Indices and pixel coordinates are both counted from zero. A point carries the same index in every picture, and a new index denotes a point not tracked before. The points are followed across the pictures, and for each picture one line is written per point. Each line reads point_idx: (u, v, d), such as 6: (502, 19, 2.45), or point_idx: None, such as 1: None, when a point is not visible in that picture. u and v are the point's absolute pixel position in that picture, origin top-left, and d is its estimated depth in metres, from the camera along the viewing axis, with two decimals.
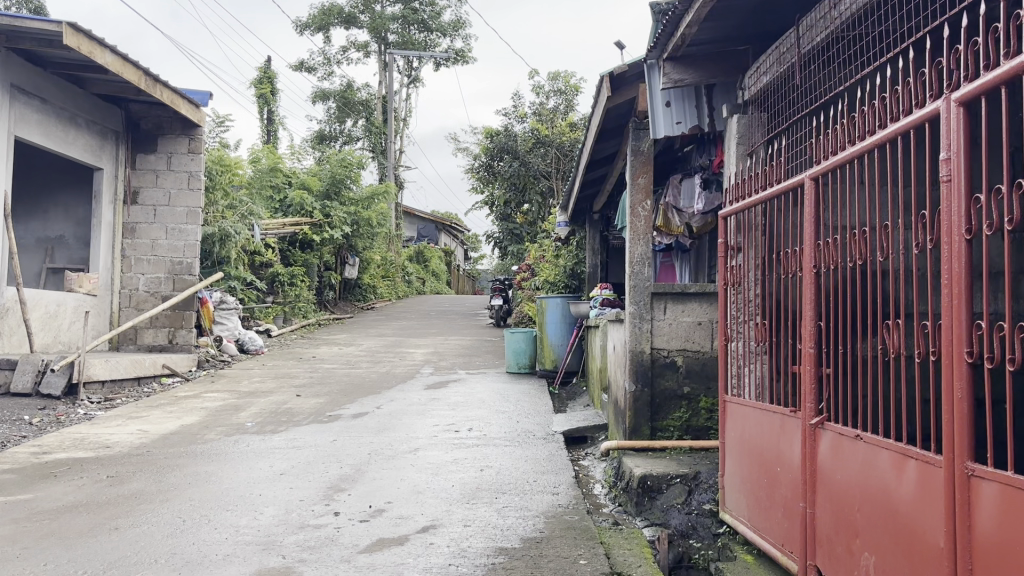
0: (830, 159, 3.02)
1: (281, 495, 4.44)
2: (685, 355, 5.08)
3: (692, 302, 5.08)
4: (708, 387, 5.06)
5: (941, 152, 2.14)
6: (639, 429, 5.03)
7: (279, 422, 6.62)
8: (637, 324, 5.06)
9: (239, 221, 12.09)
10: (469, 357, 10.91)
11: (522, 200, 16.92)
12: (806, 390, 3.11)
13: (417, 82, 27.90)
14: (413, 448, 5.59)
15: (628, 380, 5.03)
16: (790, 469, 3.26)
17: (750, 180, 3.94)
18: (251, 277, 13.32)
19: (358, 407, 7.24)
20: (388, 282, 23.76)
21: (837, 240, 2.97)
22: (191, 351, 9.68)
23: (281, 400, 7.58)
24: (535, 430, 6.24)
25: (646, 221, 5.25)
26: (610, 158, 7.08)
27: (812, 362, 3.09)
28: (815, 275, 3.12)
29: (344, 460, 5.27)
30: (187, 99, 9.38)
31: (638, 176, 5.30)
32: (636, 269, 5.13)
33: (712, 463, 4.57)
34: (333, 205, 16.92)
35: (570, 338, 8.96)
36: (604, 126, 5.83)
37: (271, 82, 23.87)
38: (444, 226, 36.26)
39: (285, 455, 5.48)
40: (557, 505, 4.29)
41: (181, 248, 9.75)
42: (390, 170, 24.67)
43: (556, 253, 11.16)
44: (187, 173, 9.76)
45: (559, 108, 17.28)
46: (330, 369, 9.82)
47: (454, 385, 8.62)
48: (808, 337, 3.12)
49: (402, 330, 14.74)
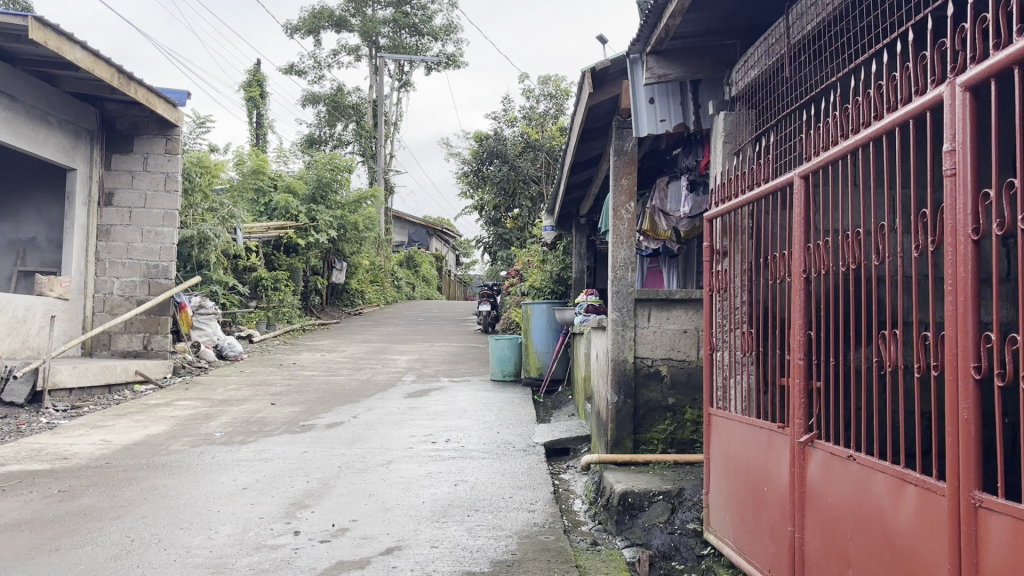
0: (821, 154, 2.79)
1: (240, 512, 4.19)
2: (670, 365, 4.85)
3: (678, 309, 4.87)
4: (694, 398, 4.83)
5: (945, 143, 1.91)
6: (622, 442, 4.80)
7: (250, 432, 6.36)
8: (619, 331, 4.82)
9: (219, 225, 11.82)
10: (454, 364, 10.66)
11: (511, 205, 16.71)
12: (795, 405, 2.87)
13: (408, 86, 27.68)
14: (386, 461, 5.35)
15: (610, 391, 4.79)
16: (778, 489, 3.03)
17: (737, 180, 3.70)
18: (233, 282, 13.05)
19: (334, 416, 7.00)
20: (377, 287, 23.47)
21: (829, 243, 2.73)
22: (166, 357, 9.42)
23: (255, 409, 7.33)
24: (516, 442, 5.99)
25: (629, 224, 5.03)
26: (594, 160, 6.85)
27: (801, 375, 2.85)
28: (804, 280, 2.89)
29: (312, 474, 5.02)
30: (163, 98, 9.14)
31: (621, 176, 5.06)
32: (620, 274, 4.89)
33: (697, 479, 4.33)
34: (319, 209, 16.66)
35: (556, 345, 8.72)
36: (586, 126, 5.61)
37: (260, 86, 23.58)
38: (435, 231, 35.97)
39: (251, 468, 5.22)
40: (532, 524, 4.05)
41: (156, 251, 9.49)
42: (379, 174, 24.41)
43: (543, 259, 10.94)
44: (164, 174, 9.51)
45: (549, 111, 17.08)
46: (310, 376, 9.55)
47: (435, 393, 8.38)
48: (798, 347, 2.88)
49: (388, 336, 14.47)
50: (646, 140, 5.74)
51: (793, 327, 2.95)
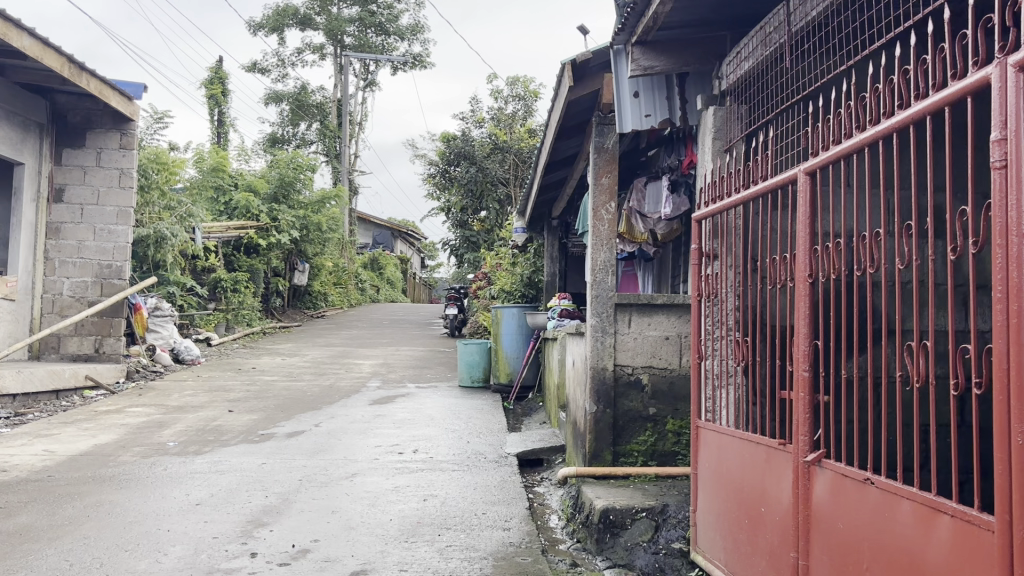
0: (826, 150, 2.57)
1: (192, 531, 3.88)
2: (652, 373, 4.61)
3: (660, 314, 4.60)
4: (676, 408, 4.60)
5: (994, 131, 1.70)
6: (600, 455, 4.57)
7: (205, 441, 6.03)
8: (598, 337, 4.58)
9: (177, 223, 11.40)
10: (420, 369, 10.37)
11: (479, 207, 16.42)
12: (799, 420, 2.64)
13: (373, 86, 27.29)
14: (351, 474, 5.05)
15: (589, 401, 4.55)
16: (778, 510, 2.81)
17: (728, 179, 3.48)
18: (192, 283, 12.64)
19: (295, 425, 6.68)
20: (341, 289, 23.09)
21: (838, 245, 2.51)
22: (119, 360, 9.02)
23: (211, 416, 6.98)
24: (487, 452, 5.73)
25: (610, 226, 4.80)
26: (569, 159, 6.63)
27: (807, 389, 2.62)
28: (809, 285, 2.67)
29: (270, 489, 4.71)
30: (117, 90, 8.75)
31: (602, 175, 4.82)
32: (599, 278, 4.66)
33: (680, 494, 4.11)
34: (281, 209, 16.28)
35: (526, 351, 8.48)
36: (564, 123, 5.37)
37: (222, 83, 23.07)
38: (400, 234, 35.60)
39: (206, 481, 4.90)
40: (507, 544, 3.79)
41: (110, 250, 9.10)
42: (344, 175, 24.02)
43: (513, 261, 10.69)
44: (118, 170, 9.12)
45: (518, 113, 16.83)
46: (270, 381, 9.21)
47: (401, 400, 8.08)
48: (802, 358, 2.65)
49: (352, 340, 14.13)
50: (628, 136, 5.49)
51: (796, 336, 2.72)
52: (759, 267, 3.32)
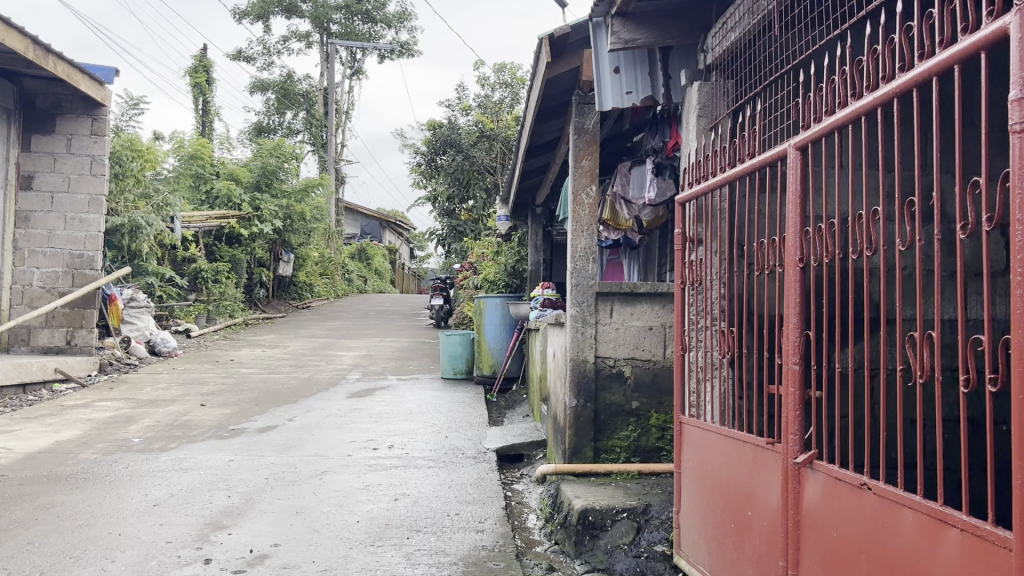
0: (818, 123, 2.35)
1: (145, 535, 3.64)
2: (634, 365, 4.39)
3: (643, 303, 4.39)
4: (659, 402, 4.38)
5: (1012, 89, 1.49)
6: (581, 451, 4.35)
7: (172, 437, 5.78)
8: (578, 328, 4.36)
9: (153, 213, 11.09)
10: (403, 361, 10.14)
11: (466, 196, 16.15)
12: (788, 418, 2.44)
13: (360, 74, 26.93)
14: (321, 472, 4.83)
15: (569, 394, 4.33)
16: (765, 515, 2.60)
17: (714, 158, 3.26)
18: (170, 273, 12.38)
19: (267, 419, 6.44)
20: (327, 280, 22.81)
21: (830, 226, 2.30)
22: (91, 353, 8.76)
23: (182, 411, 6.73)
24: (465, 447, 5.50)
25: (591, 210, 4.56)
26: (552, 144, 6.39)
27: (797, 383, 2.42)
28: (800, 270, 2.45)
29: (234, 488, 4.49)
30: (86, 73, 8.46)
31: (581, 157, 4.57)
32: (580, 265, 4.44)
33: (663, 493, 3.90)
34: (263, 198, 16.02)
35: (510, 342, 8.26)
36: (544, 104, 5.15)
37: (206, 72, 22.69)
38: (388, 224, 35.29)
39: (167, 479, 4.66)
40: (480, 548, 3.57)
41: (81, 240, 8.83)
42: (330, 164, 23.72)
43: (497, 250, 10.45)
44: (89, 157, 8.84)
45: (505, 101, 16.60)
46: (247, 374, 8.97)
47: (380, 393, 7.85)
48: (791, 350, 2.44)
49: (335, 331, 13.88)
50: (612, 116, 5.23)
51: (785, 326, 2.50)
52: (746, 254, 3.11)
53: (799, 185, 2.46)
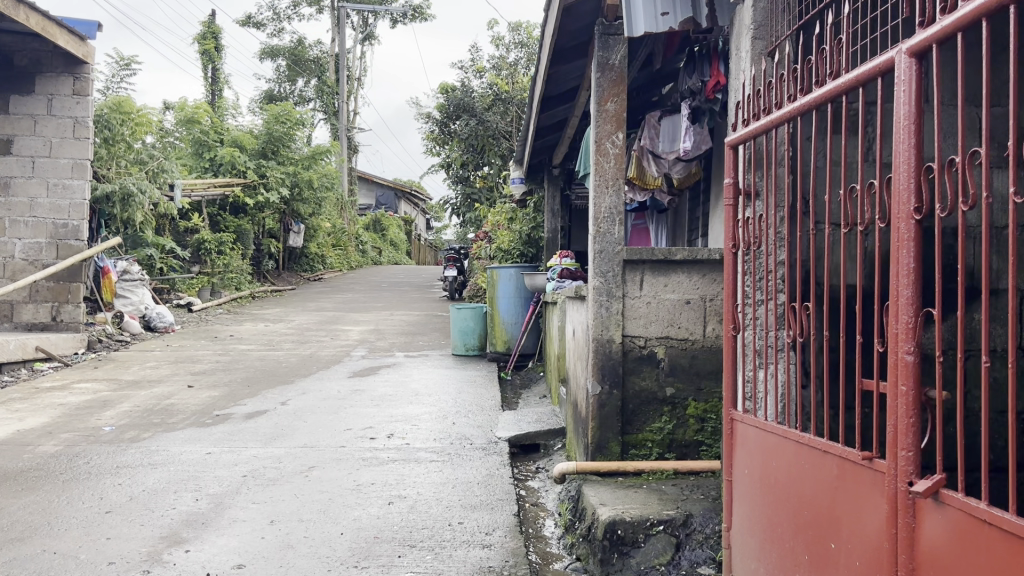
0: (955, 13, 1.62)
1: (84, 555, 3.03)
2: (669, 345, 3.72)
3: (678, 273, 3.70)
4: (699, 388, 3.72)
5: None
6: (607, 447, 3.71)
7: (149, 425, 5.19)
8: (602, 302, 3.70)
9: (147, 180, 10.48)
10: (412, 336, 9.53)
11: (481, 162, 15.39)
12: (898, 427, 1.77)
13: (372, 39, 26.12)
14: (307, 469, 4.22)
15: (592, 380, 3.70)
16: (857, 553, 1.95)
17: (775, 88, 2.56)
18: (170, 244, 11.82)
19: (258, 404, 5.84)
20: (340, 251, 22.22)
21: (969, 161, 1.59)
22: (78, 329, 8.22)
23: (165, 394, 6.15)
24: (474, 437, 4.87)
25: (616, 163, 3.86)
26: (570, 94, 5.70)
27: (910, 381, 1.75)
28: (916, 226, 1.75)
29: (204, 489, 3.88)
30: (64, 27, 7.79)
31: (605, 100, 3.86)
32: (603, 228, 3.75)
33: (706, 499, 3.26)
34: (269, 164, 15.38)
35: (526, 315, 7.61)
36: (560, 45, 4.50)
37: (215, 38, 22.01)
38: (404, 195, 34.58)
39: (132, 476, 4.08)
40: (486, 570, 2.95)
41: (65, 208, 8.24)
42: (342, 133, 23.01)
43: (512, 217, 9.77)
44: (72, 119, 8.20)
45: (519, 62, 15.86)
46: (245, 351, 8.38)
47: (384, 372, 7.24)
48: (902, 334, 1.76)
49: (345, 304, 13.30)
50: (645, 45, 4.50)
51: (891, 301, 1.82)
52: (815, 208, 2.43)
53: (912, 108, 1.75)
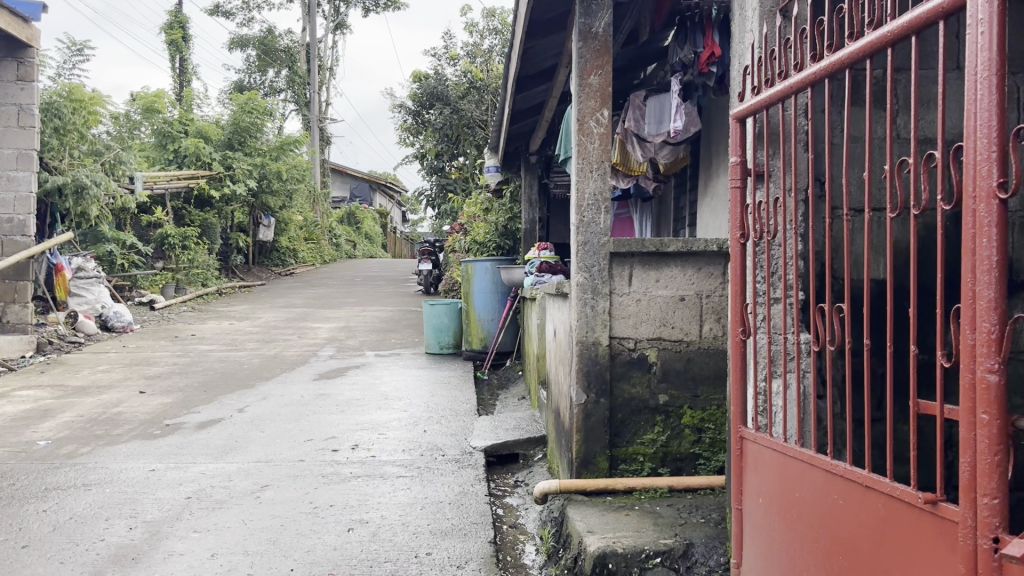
0: None
1: None
2: (661, 348, 3.33)
3: (669, 266, 3.29)
4: (696, 394, 3.33)
5: None
6: (592, 462, 3.32)
7: (90, 437, 4.73)
8: (586, 300, 3.30)
9: (103, 172, 9.96)
10: (385, 333, 9.10)
11: (456, 152, 14.91)
12: (978, 468, 1.37)
13: (344, 28, 25.55)
14: (259, 489, 3.78)
15: (576, 387, 3.30)
16: None
17: (791, 49, 2.15)
18: (130, 239, 11.31)
19: (214, 411, 5.40)
20: (313, 245, 21.68)
21: None
22: (26, 331, 7.73)
23: (114, 401, 5.68)
24: (447, 447, 4.46)
25: (601, 144, 3.45)
26: (549, 73, 5.28)
27: (995, 413, 1.35)
28: (1002, 209, 1.34)
29: (140, 516, 3.43)
30: (6, 8, 7.26)
31: (588, 73, 3.45)
32: (587, 218, 3.35)
33: (708, 523, 2.87)
34: (235, 156, 14.82)
35: (503, 311, 7.20)
36: (538, 15, 4.07)
37: (182, 28, 21.34)
38: (379, 187, 34.04)
39: (61, 500, 3.62)
40: None
41: (10, 202, 7.72)
42: (314, 124, 22.44)
43: (488, 207, 9.36)
44: (16, 106, 7.68)
45: (494, 49, 15.39)
46: (206, 351, 7.92)
47: (353, 373, 6.81)
48: (983, 349, 1.36)
49: (315, 300, 12.81)
50: (633, 13, 4.09)
51: (964, 303, 1.41)
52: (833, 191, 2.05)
53: (995, 53, 1.34)
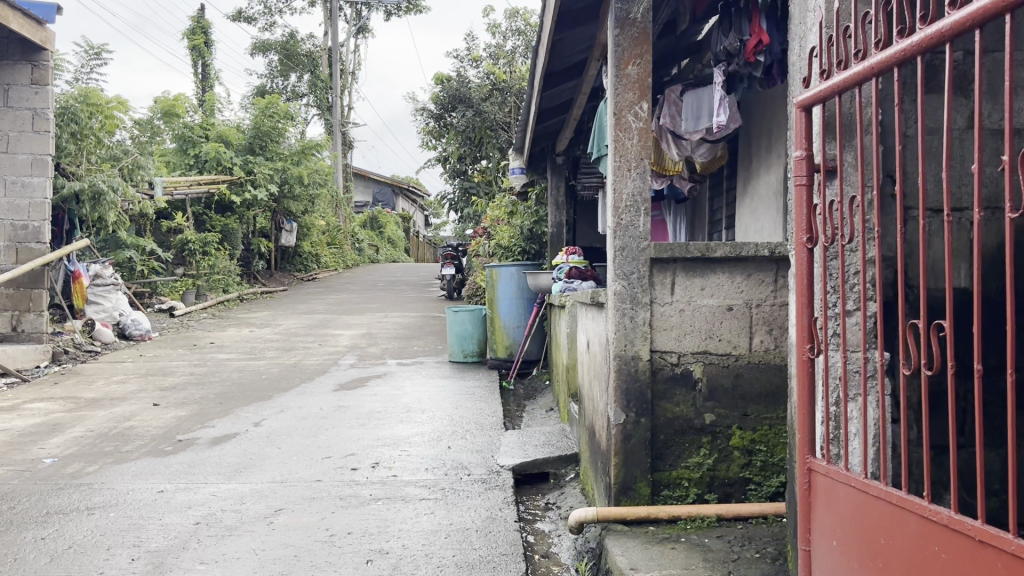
0: None
1: None
2: (706, 362, 3.04)
3: (714, 272, 3.01)
4: (745, 413, 3.04)
5: None
6: (632, 488, 3.03)
7: (99, 455, 4.51)
8: (624, 310, 3.02)
9: (120, 177, 9.78)
10: (407, 340, 8.84)
11: (478, 155, 14.65)
12: None
13: (366, 32, 25.36)
14: (272, 513, 3.53)
15: (615, 406, 3.02)
16: None
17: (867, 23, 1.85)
18: (150, 246, 11.14)
19: (229, 425, 5.16)
20: (336, 250, 21.50)
21: None
22: (41, 340, 7.56)
23: (126, 415, 5.46)
24: (472, 465, 4.19)
25: (641, 138, 3.15)
26: (577, 68, 5.00)
27: None
28: None
29: (145, 544, 3.19)
30: (19, 10, 7.08)
31: (626, 62, 3.17)
32: (625, 219, 3.07)
33: (763, 559, 2.59)
34: (256, 160, 14.66)
35: (529, 318, 6.93)
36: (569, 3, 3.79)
37: (204, 33, 21.24)
38: (402, 191, 33.84)
39: (62, 526, 3.39)
40: None
41: (24, 209, 7.55)
42: (337, 128, 22.25)
43: (512, 211, 9.08)
44: (30, 110, 7.51)
45: (517, 50, 15.16)
46: (224, 361, 7.70)
47: (374, 383, 6.55)
48: None
49: (337, 306, 12.60)
50: None
51: None
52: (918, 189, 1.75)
53: None
